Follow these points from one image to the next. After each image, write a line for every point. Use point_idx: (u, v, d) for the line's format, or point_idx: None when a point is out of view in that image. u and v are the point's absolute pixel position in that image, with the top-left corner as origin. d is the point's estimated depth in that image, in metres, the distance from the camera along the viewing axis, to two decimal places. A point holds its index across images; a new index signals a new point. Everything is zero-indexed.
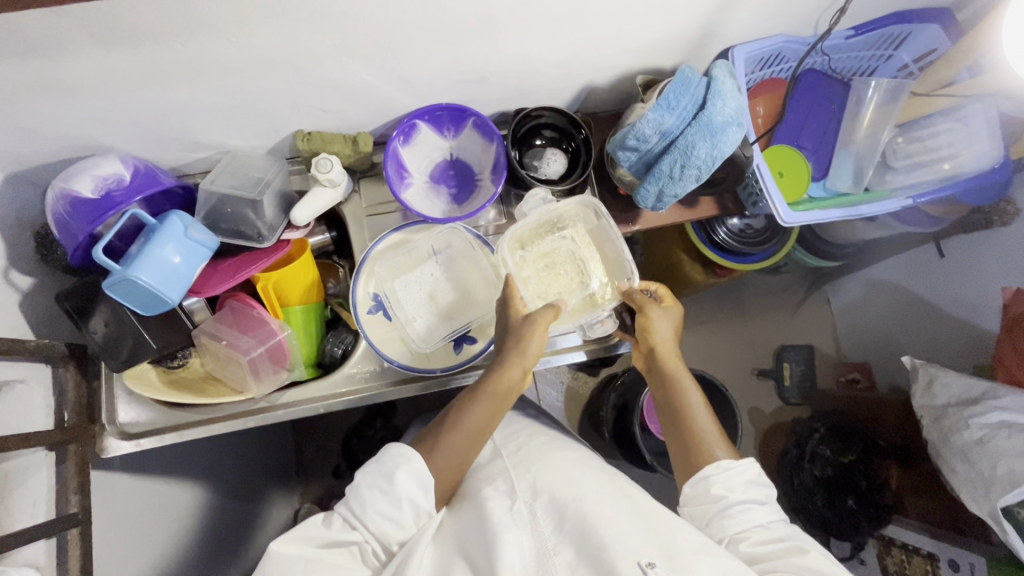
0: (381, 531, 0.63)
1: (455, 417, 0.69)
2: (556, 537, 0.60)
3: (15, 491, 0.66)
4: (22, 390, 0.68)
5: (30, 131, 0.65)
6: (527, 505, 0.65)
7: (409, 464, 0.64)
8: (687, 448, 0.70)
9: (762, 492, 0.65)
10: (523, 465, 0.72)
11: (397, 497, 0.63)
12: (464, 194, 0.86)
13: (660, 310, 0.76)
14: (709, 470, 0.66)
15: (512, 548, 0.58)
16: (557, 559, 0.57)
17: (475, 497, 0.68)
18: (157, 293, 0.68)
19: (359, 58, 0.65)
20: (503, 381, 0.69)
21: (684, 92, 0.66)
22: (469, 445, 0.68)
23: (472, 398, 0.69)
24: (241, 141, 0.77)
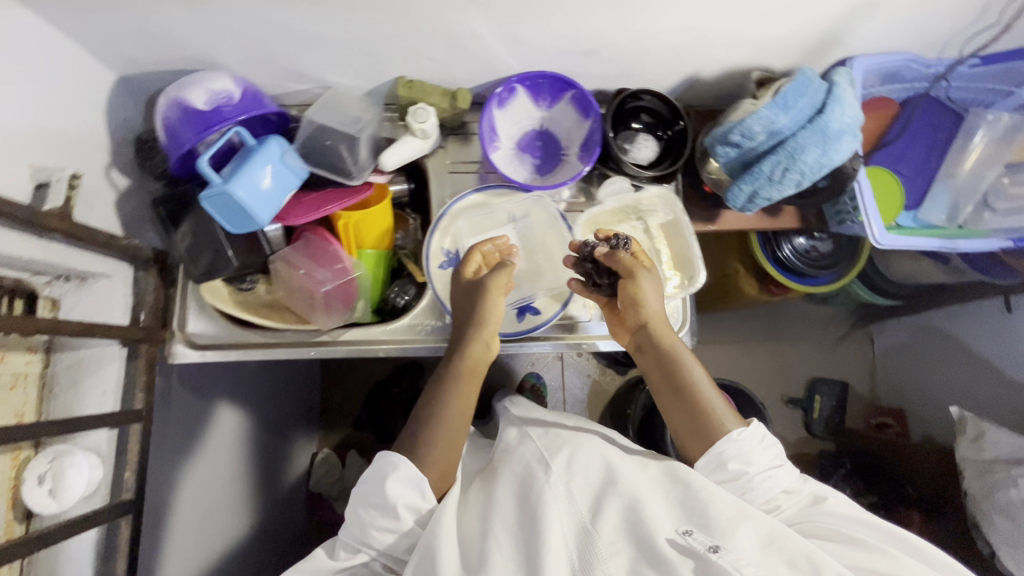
0: (385, 544, 0.63)
1: (434, 408, 0.70)
2: (593, 510, 0.62)
3: (86, 378, 0.71)
4: (105, 285, 0.71)
5: (152, 34, 0.67)
6: (563, 480, 0.65)
7: (395, 473, 0.64)
8: (694, 426, 0.68)
9: (778, 457, 0.67)
10: (555, 445, 0.71)
11: (394, 510, 0.63)
12: (548, 166, 0.86)
13: (648, 275, 0.71)
14: (725, 447, 0.64)
15: (556, 530, 0.59)
16: (598, 536, 0.59)
17: (510, 478, 0.68)
18: (248, 212, 0.69)
19: (481, 11, 0.65)
20: (468, 358, 0.72)
21: (802, 93, 0.64)
22: (456, 432, 0.70)
23: (444, 386, 0.71)
24: (342, 79, 0.78)
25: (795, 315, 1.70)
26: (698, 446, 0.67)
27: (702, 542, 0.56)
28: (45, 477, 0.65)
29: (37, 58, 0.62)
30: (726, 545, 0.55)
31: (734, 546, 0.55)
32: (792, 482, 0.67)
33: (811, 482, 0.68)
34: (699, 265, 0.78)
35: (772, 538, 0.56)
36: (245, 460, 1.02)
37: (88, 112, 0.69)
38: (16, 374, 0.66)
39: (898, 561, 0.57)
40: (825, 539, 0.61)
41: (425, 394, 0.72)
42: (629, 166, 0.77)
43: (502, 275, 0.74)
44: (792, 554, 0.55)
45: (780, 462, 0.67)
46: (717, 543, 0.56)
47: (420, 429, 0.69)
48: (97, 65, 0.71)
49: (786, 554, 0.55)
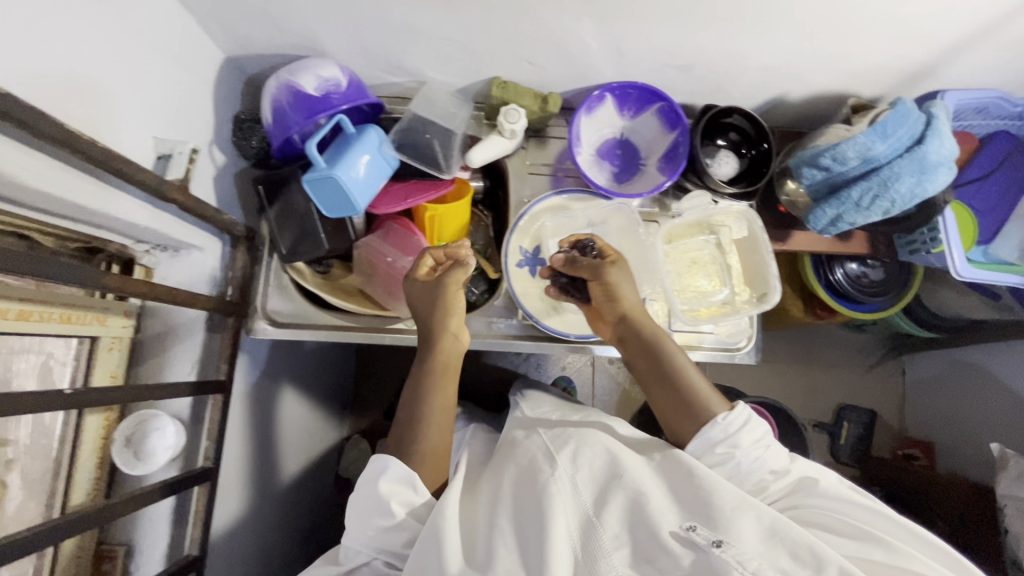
0: (383, 543, 0.62)
1: (417, 410, 0.70)
2: (599, 505, 0.59)
3: (175, 346, 0.73)
4: (197, 257, 0.75)
5: (271, 19, 0.69)
6: (568, 473, 0.63)
7: (385, 472, 0.64)
8: (683, 410, 0.69)
9: (766, 437, 0.66)
10: (561, 439, 0.69)
11: (388, 512, 0.61)
12: (625, 174, 0.87)
13: (621, 270, 0.74)
14: (710, 431, 0.65)
15: (560, 523, 0.57)
16: (603, 527, 0.57)
17: (514, 471, 0.66)
18: (347, 197, 0.71)
19: (594, 20, 0.66)
20: (438, 352, 0.73)
21: (902, 123, 0.65)
22: (444, 431, 0.71)
23: (420, 382, 0.72)
24: (438, 75, 0.80)
25: (828, 340, 1.71)
26: (687, 429, 0.68)
27: (705, 536, 0.54)
28: (131, 438, 0.68)
29: (164, 35, 0.65)
30: (729, 538, 0.54)
31: (737, 539, 0.54)
32: (780, 463, 0.66)
33: (800, 461, 0.67)
34: (772, 283, 0.78)
35: (776, 528, 0.55)
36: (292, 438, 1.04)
37: (199, 89, 0.72)
38: (114, 336, 0.69)
39: (895, 549, 0.56)
40: (820, 527, 0.60)
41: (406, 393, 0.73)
42: (715, 181, 0.79)
43: (460, 273, 0.74)
44: (796, 545, 0.53)
45: (769, 442, 0.66)
46: (721, 538, 0.54)
47: (407, 432, 0.69)
48: (210, 45, 0.73)
49: (789, 545, 0.53)
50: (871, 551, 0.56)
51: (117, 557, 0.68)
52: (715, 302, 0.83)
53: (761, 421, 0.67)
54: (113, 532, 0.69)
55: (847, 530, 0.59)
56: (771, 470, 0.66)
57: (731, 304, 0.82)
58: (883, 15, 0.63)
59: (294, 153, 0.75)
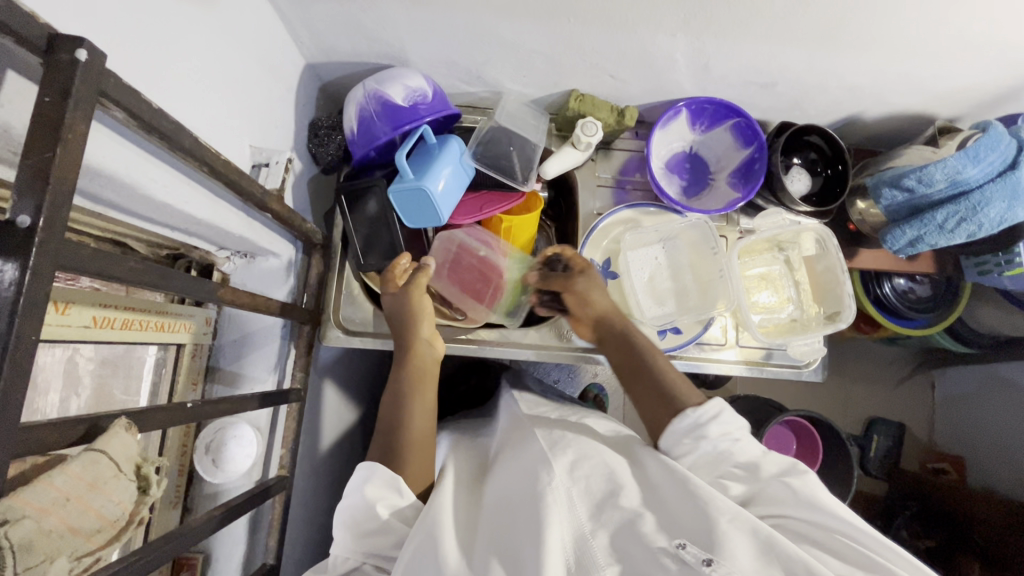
0: (372, 548, 0.57)
1: (397, 417, 0.66)
2: (594, 520, 0.53)
3: (254, 353, 0.73)
4: (272, 263, 0.75)
5: (361, 29, 0.69)
6: (564, 484, 0.56)
7: (369, 478, 0.60)
8: (658, 401, 0.66)
9: (735, 430, 0.61)
10: (559, 445, 0.63)
11: (372, 517, 0.57)
12: (695, 188, 0.87)
13: (585, 275, 0.74)
14: (680, 420, 0.62)
15: (556, 532, 0.51)
16: (595, 542, 0.51)
17: (513, 476, 0.61)
18: (432, 208, 0.70)
19: (688, 37, 0.66)
20: (411, 359, 0.71)
21: (995, 148, 0.65)
22: (426, 439, 0.66)
23: (390, 389, 0.70)
24: (516, 86, 0.79)
25: (859, 352, 1.71)
26: (660, 421, 0.65)
27: (696, 554, 0.49)
28: (211, 445, 0.68)
29: (258, 42, 0.64)
30: (722, 557, 0.48)
31: (731, 558, 0.48)
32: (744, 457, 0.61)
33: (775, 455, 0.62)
34: (847, 300, 0.77)
35: (771, 543, 0.50)
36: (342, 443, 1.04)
37: (283, 97, 0.71)
38: (196, 344, 0.69)
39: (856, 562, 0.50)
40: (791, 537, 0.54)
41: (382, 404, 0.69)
42: (793, 201, 0.79)
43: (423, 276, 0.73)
44: (791, 561, 0.48)
45: (739, 435, 0.62)
46: (714, 556, 0.48)
47: (391, 440, 0.65)
48: (294, 52, 0.73)
49: (784, 562, 0.48)
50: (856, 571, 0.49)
51: (196, 564, 0.68)
52: (784, 318, 0.83)
53: (733, 413, 0.63)
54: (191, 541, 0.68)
55: (819, 541, 0.53)
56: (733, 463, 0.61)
57: (800, 321, 0.83)
58: (985, 39, 0.62)
59: (374, 162, 0.74)
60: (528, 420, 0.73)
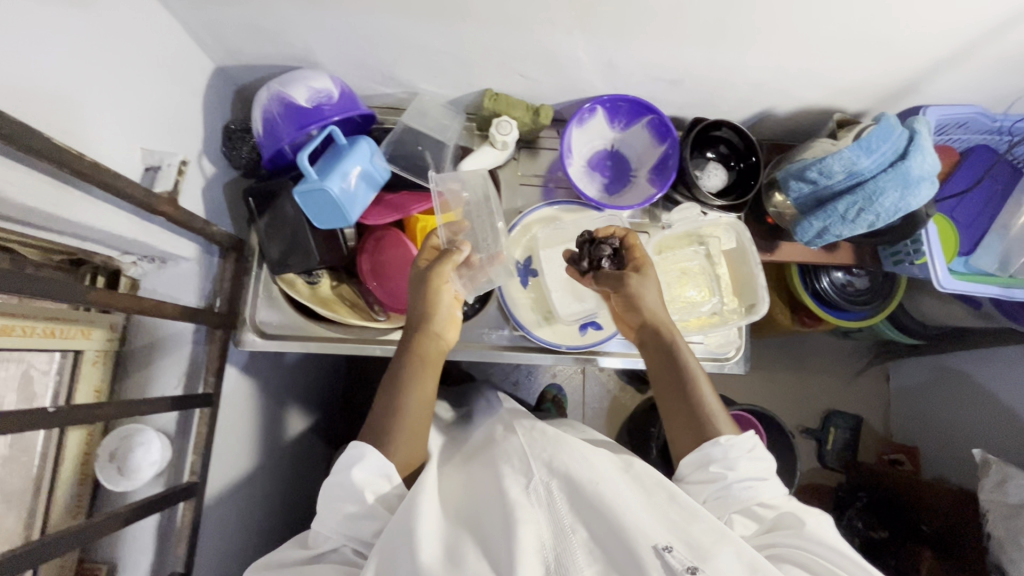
0: (352, 530, 0.61)
1: (393, 404, 0.67)
2: (573, 517, 0.57)
3: (162, 358, 0.72)
4: (184, 268, 0.74)
5: (263, 31, 0.69)
6: (545, 486, 0.60)
7: (361, 461, 0.62)
8: (690, 421, 0.68)
9: (762, 470, 0.64)
10: (540, 445, 0.66)
11: (359, 501, 0.61)
12: (617, 185, 0.88)
13: (645, 278, 0.72)
14: (709, 448, 0.64)
15: (528, 530, 0.55)
16: (574, 538, 0.55)
17: (488, 474, 0.65)
18: (339, 208, 0.70)
19: (585, 35, 0.67)
20: (417, 351, 0.70)
21: (886, 138, 0.67)
22: (417, 426, 0.68)
23: (394, 374, 0.70)
24: (430, 86, 0.80)
25: (815, 346, 1.72)
26: (686, 444, 0.67)
27: (682, 560, 0.52)
28: (116, 454, 0.67)
29: (151, 46, 0.64)
30: (706, 567, 0.51)
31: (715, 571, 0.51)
32: (766, 496, 0.64)
33: (797, 501, 0.65)
34: (761, 295, 0.79)
35: (757, 566, 0.52)
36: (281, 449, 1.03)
37: (187, 100, 0.71)
38: (98, 350, 0.67)
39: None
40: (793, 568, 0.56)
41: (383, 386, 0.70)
42: (703, 194, 0.80)
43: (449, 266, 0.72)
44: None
45: (766, 475, 0.65)
46: (696, 564, 0.51)
47: (381, 425, 0.66)
48: (200, 55, 0.72)
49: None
50: None
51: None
52: (703, 313, 0.83)
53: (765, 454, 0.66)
54: (95, 550, 0.67)
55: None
56: (753, 502, 0.64)
57: (718, 316, 0.83)
58: (868, 34, 0.64)
59: (284, 164, 0.74)
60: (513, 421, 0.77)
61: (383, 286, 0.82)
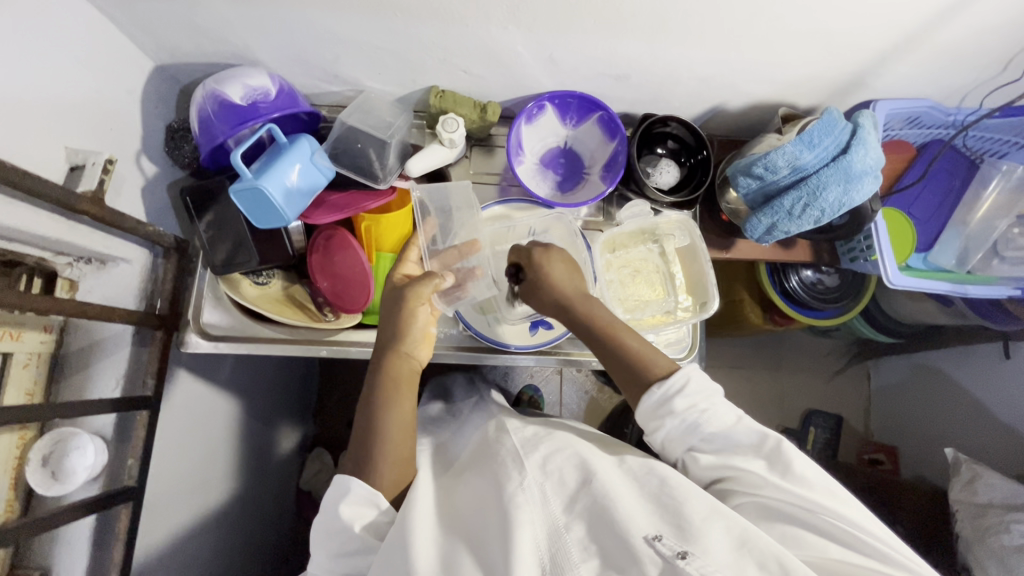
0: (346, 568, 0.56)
1: (373, 428, 0.63)
2: (567, 515, 0.55)
3: (99, 361, 0.71)
4: (125, 271, 0.72)
5: (198, 29, 0.68)
6: (536, 481, 0.59)
7: (346, 495, 0.58)
8: (626, 372, 0.66)
9: (701, 401, 0.61)
10: (532, 443, 0.67)
11: (347, 535, 0.56)
12: (569, 183, 0.86)
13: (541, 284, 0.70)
14: (649, 399, 0.62)
15: (525, 532, 0.52)
16: (570, 537, 0.53)
17: (485, 477, 0.63)
18: (277, 208, 0.69)
19: (522, 30, 0.67)
20: (391, 372, 0.66)
21: (828, 133, 0.66)
22: (402, 450, 0.63)
23: (369, 402, 0.65)
24: (376, 84, 0.79)
25: (793, 346, 1.67)
26: (631, 397, 0.65)
27: (672, 547, 0.50)
28: (49, 458, 0.65)
29: (80, 43, 0.63)
30: (696, 548, 0.49)
31: (706, 551, 0.49)
32: (715, 428, 0.60)
33: (749, 421, 0.61)
34: (712, 292, 0.77)
35: (745, 538, 0.51)
36: (238, 452, 1.01)
37: (123, 99, 0.70)
38: (30, 352, 0.65)
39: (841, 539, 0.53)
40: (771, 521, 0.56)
41: (360, 415, 0.65)
42: (651, 190, 0.79)
43: (428, 287, 0.70)
44: (764, 556, 0.49)
45: (705, 406, 0.61)
46: (686, 548, 0.49)
47: (362, 451, 0.62)
48: (136, 54, 0.72)
49: (756, 556, 0.49)
50: (829, 546, 0.53)
51: None
52: (659, 311, 0.80)
53: (701, 384, 0.62)
54: (29, 557, 0.66)
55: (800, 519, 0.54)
56: (704, 437, 0.61)
57: (673, 315, 0.80)
58: (807, 27, 0.63)
59: (225, 162, 0.74)
60: (506, 420, 0.77)
61: (333, 285, 0.81)
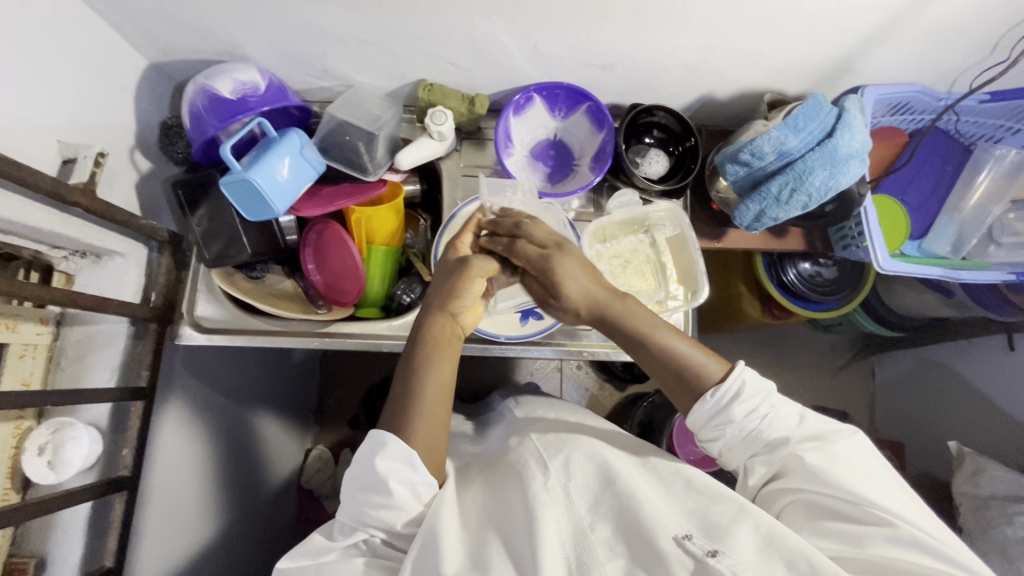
0: (382, 522, 0.57)
1: (408, 387, 0.62)
2: (592, 516, 0.56)
3: (94, 353, 0.72)
4: (120, 263, 0.73)
5: (188, 26, 0.70)
6: (560, 483, 0.60)
7: (383, 449, 0.58)
8: (677, 378, 0.63)
9: (760, 406, 0.60)
10: (555, 446, 0.66)
11: (386, 491, 0.56)
12: (560, 174, 0.86)
13: (568, 257, 0.67)
14: (702, 406, 0.61)
15: (551, 533, 0.54)
16: (594, 537, 0.54)
17: (506, 476, 0.64)
18: (266, 199, 0.71)
19: (505, 20, 0.67)
20: (433, 330, 0.66)
21: (813, 117, 0.66)
22: (438, 413, 0.62)
23: (416, 364, 0.64)
24: (365, 78, 0.80)
25: (795, 341, 1.64)
26: (683, 403, 0.64)
27: (701, 546, 0.51)
28: (45, 447, 0.66)
29: (72, 41, 0.65)
30: (725, 548, 0.50)
31: (732, 549, 0.50)
32: (777, 433, 0.60)
33: (810, 420, 0.61)
34: (701, 280, 0.78)
35: (772, 536, 0.51)
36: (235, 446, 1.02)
37: (116, 94, 0.72)
38: (26, 343, 0.67)
39: (900, 537, 0.52)
40: (819, 512, 0.56)
41: (399, 373, 0.65)
42: (639, 179, 0.80)
43: (490, 263, 0.69)
44: (792, 554, 0.49)
45: (766, 410, 0.60)
46: (717, 547, 0.50)
47: (399, 407, 0.61)
48: (129, 51, 0.73)
49: (785, 554, 0.50)
50: (877, 543, 0.53)
51: (27, 571, 0.66)
52: (650, 301, 0.79)
53: (756, 386, 0.61)
54: (25, 544, 0.67)
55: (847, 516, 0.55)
56: (764, 443, 0.61)
57: (664, 304, 0.79)
58: (789, 12, 0.63)
59: (217, 157, 0.76)
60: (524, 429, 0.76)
61: (324, 277, 0.82)
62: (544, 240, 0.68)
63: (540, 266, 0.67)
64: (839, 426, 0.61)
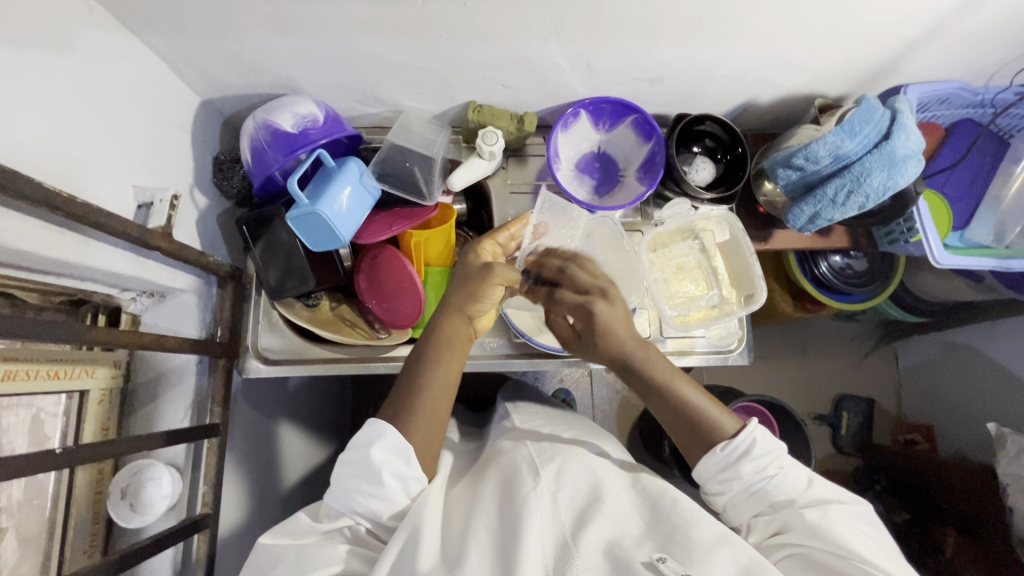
0: (371, 510, 0.59)
1: (416, 384, 0.64)
2: (576, 529, 0.56)
3: (165, 392, 0.72)
4: (183, 299, 0.73)
5: (246, 63, 0.70)
6: (549, 489, 0.60)
7: (379, 439, 0.59)
8: (690, 429, 0.65)
9: (769, 466, 0.61)
10: (547, 454, 0.67)
11: (377, 479, 0.58)
12: (606, 186, 0.88)
13: (604, 304, 0.69)
14: (709, 461, 0.62)
15: (534, 539, 0.54)
16: (577, 549, 0.53)
17: (496, 479, 0.65)
18: (333, 229, 0.71)
19: (562, 42, 0.69)
20: (445, 328, 0.68)
21: (868, 119, 0.67)
22: (438, 409, 0.64)
23: (424, 357, 0.66)
24: (414, 103, 0.81)
25: (819, 332, 1.66)
26: (694, 454, 0.65)
27: (673, 569, 0.51)
28: (128, 489, 0.66)
29: (137, 85, 0.65)
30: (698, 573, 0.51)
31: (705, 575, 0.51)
32: (783, 494, 0.61)
33: (817, 483, 0.62)
34: (758, 283, 0.77)
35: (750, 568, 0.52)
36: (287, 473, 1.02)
37: (176, 133, 0.72)
38: (103, 389, 0.67)
39: None
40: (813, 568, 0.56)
41: (408, 364, 0.67)
42: (693, 187, 0.81)
43: (507, 270, 0.69)
44: None
45: (774, 471, 0.61)
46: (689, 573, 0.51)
47: (403, 400, 0.63)
48: (184, 90, 0.74)
49: None
50: None
51: None
52: (703, 307, 0.82)
53: (767, 445, 0.62)
54: None
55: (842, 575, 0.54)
56: (770, 502, 0.62)
57: (718, 308, 0.82)
58: (843, 21, 0.65)
59: (276, 191, 0.76)
60: (517, 437, 0.76)
61: (381, 304, 0.81)
62: (586, 286, 0.71)
63: (583, 316, 0.70)
64: (846, 496, 0.62)
